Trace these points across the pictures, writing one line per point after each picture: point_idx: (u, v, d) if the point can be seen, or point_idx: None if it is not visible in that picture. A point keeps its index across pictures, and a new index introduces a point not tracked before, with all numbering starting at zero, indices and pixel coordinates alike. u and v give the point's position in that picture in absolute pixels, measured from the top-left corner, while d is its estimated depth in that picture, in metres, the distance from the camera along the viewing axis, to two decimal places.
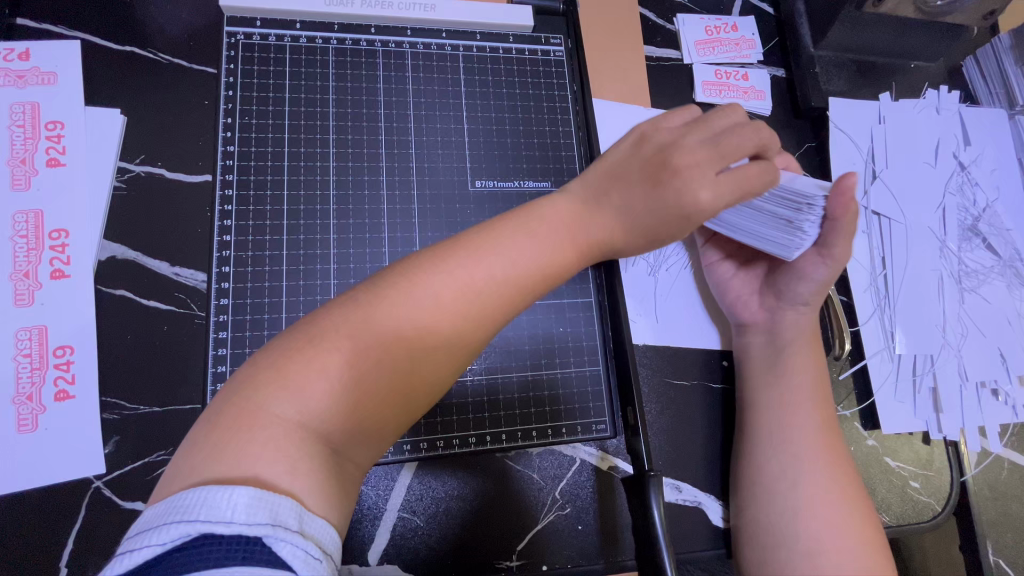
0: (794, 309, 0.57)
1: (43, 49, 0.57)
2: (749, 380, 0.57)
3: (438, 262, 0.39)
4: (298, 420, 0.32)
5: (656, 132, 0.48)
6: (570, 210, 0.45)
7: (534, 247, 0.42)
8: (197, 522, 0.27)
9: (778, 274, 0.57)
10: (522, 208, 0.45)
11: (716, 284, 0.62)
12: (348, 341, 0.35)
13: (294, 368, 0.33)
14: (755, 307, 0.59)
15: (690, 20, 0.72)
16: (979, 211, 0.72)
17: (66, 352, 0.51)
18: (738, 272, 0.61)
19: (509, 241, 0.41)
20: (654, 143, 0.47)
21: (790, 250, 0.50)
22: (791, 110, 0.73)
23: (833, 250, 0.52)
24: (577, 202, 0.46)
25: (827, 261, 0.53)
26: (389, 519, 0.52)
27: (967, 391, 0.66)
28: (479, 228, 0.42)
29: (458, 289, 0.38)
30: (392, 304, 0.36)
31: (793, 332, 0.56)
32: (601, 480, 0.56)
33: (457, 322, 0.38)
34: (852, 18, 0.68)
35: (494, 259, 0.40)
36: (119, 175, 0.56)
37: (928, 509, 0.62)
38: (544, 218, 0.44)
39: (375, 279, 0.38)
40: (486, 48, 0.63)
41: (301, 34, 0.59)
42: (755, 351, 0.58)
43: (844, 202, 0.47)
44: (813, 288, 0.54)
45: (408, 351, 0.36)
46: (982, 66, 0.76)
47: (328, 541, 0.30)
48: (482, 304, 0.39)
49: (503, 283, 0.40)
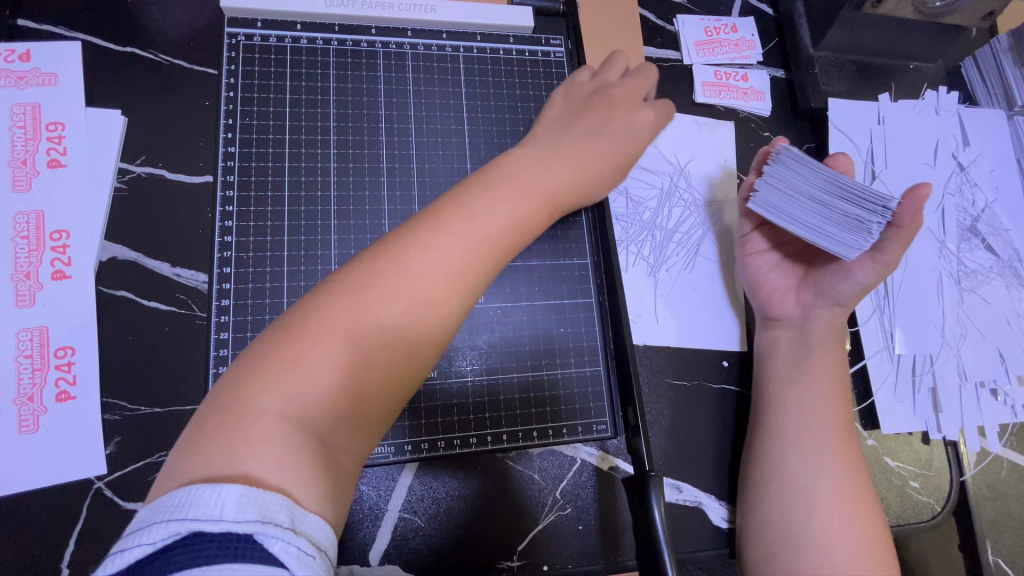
0: (829, 308, 0.57)
1: (44, 50, 0.57)
2: (773, 375, 0.57)
3: (405, 239, 0.39)
4: (298, 419, 0.32)
5: (577, 86, 0.58)
6: (529, 163, 0.47)
7: (504, 203, 0.43)
8: (185, 521, 0.27)
9: (825, 270, 0.56)
10: (482, 171, 0.46)
11: (751, 277, 0.61)
12: (330, 325, 0.35)
13: (280, 359, 0.33)
14: (790, 303, 0.59)
15: (690, 21, 0.73)
16: (977, 212, 0.72)
17: (67, 352, 0.51)
18: (773, 266, 0.60)
19: (479, 202, 0.42)
20: (581, 88, 0.57)
21: (853, 248, 0.50)
22: (791, 111, 0.73)
23: (884, 254, 0.51)
24: (535, 153, 0.49)
25: (877, 265, 0.52)
26: (391, 519, 0.52)
27: (966, 391, 0.66)
28: (446, 197, 0.43)
29: (436, 264, 0.38)
30: (371, 284, 0.36)
31: (823, 330, 0.56)
32: (602, 479, 0.56)
33: (439, 296, 0.38)
34: (851, 19, 0.68)
35: (469, 227, 0.41)
36: (120, 176, 0.56)
37: (927, 508, 0.63)
38: (506, 175, 0.45)
39: (351, 265, 0.38)
40: (486, 48, 0.63)
41: (301, 35, 0.59)
42: (784, 346, 0.58)
43: (915, 210, 0.48)
44: (856, 290, 0.54)
45: (393, 329, 0.36)
46: (982, 67, 0.76)
47: (323, 537, 0.30)
48: (457, 274, 0.39)
49: (476, 248, 0.40)
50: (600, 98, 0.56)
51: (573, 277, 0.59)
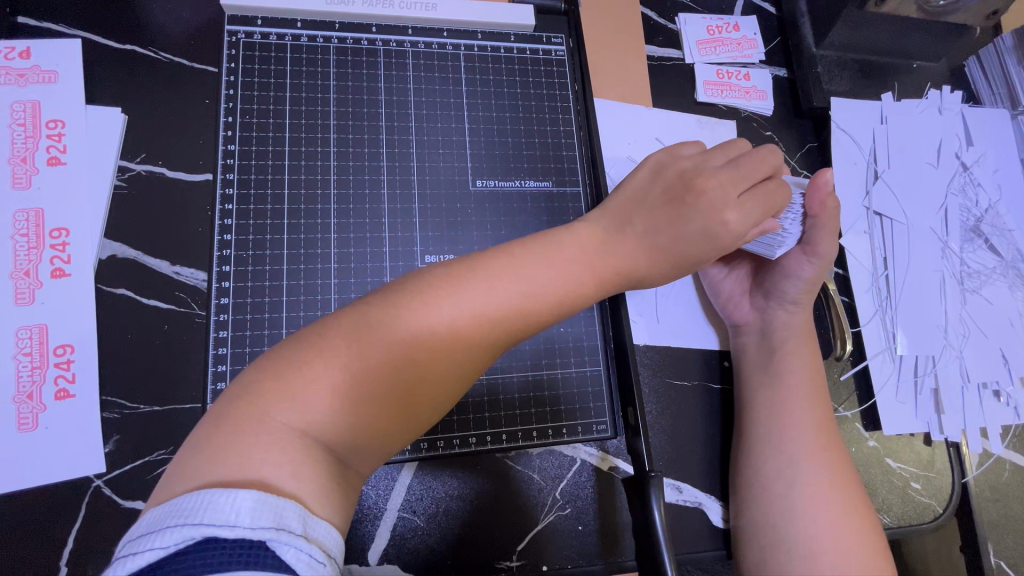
0: (783, 308, 0.58)
1: (43, 48, 0.56)
2: (746, 378, 0.57)
3: (451, 280, 0.39)
4: (300, 427, 0.32)
5: (675, 160, 0.50)
6: (592, 240, 0.46)
7: (554, 271, 0.42)
8: (200, 525, 0.27)
9: (767, 273, 0.59)
10: (542, 235, 0.45)
11: (709, 286, 0.62)
12: (354, 348, 0.35)
13: (300, 374, 0.34)
14: (746, 308, 0.60)
15: (692, 20, 0.72)
16: (981, 212, 0.72)
17: (67, 351, 0.51)
18: (727, 272, 0.62)
19: (529, 265, 0.41)
20: (676, 168, 0.49)
21: (776, 248, 0.55)
22: (793, 110, 0.73)
23: (817, 247, 0.56)
24: (601, 230, 0.47)
25: (811, 259, 0.56)
26: (389, 519, 0.52)
27: (969, 391, 0.66)
28: (499, 249, 0.43)
29: (470, 312, 0.38)
30: (402, 315, 0.37)
31: (786, 330, 0.58)
32: (601, 480, 0.56)
33: (466, 337, 0.38)
34: (854, 19, 0.68)
35: (509, 281, 0.40)
36: (119, 174, 0.56)
37: (928, 509, 0.62)
38: (563, 244, 0.44)
39: (388, 288, 0.39)
40: (487, 47, 0.63)
41: (302, 33, 0.58)
42: (751, 351, 0.58)
43: (819, 197, 0.54)
44: (801, 287, 0.57)
45: (414, 362, 0.36)
46: (985, 66, 0.75)
47: (333, 545, 0.30)
48: (491, 326, 0.39)
49: (516, 307, 0.40)
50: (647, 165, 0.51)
51: None
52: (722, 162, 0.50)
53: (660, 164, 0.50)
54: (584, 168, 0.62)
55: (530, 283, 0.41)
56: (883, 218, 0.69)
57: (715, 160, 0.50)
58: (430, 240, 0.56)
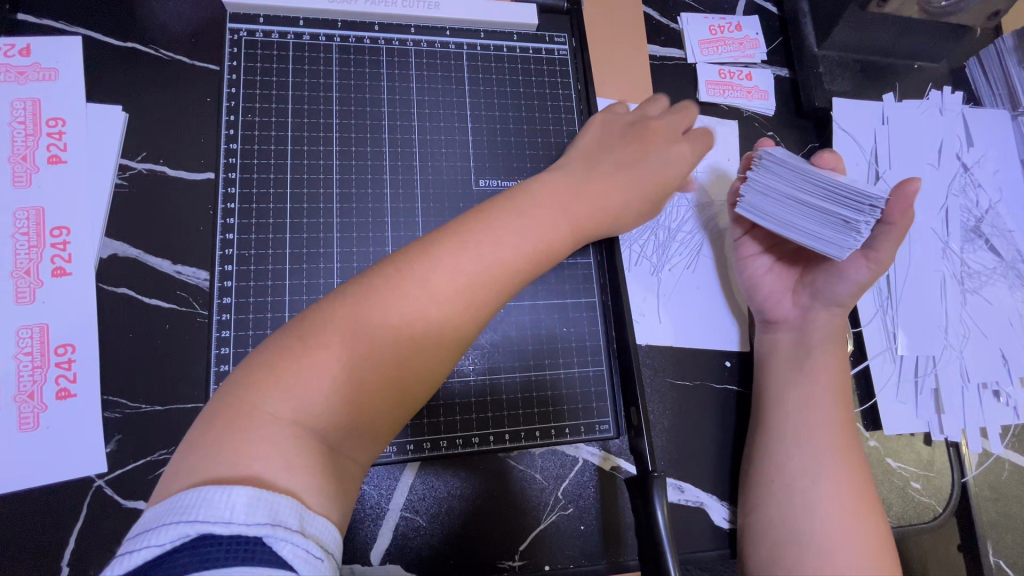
0: (828, 309, 0.58)
1: (43, 45, 0.56)
2: (772, 376, 0.57)
3: (427, 253, 0.39)
4: (294, 419, 0.32)
5: (617, 116, 0.57)
6: (563, 184, 0.48)
7: (530, 226, 0.43)
8: (195, 522, 0.27)
9: (820, 272, 0.58)
10: (512, 193, 0.46)
11: (749, 280, 0.61)
12: (340, 336, 0.35)
13: (290, 363, 0.33)
14: (788, 305, 0.60)
15: (694, 19, 0.72)
16: (981, 213, 0.72)
17: (68, 350, 0.51)
18: (769, 269, 0.61)
19: (504, 226, 0.42)
20: (623, 120, 0.56)
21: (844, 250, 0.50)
22: (794, 110, 0.73)
23: (879, 252, 0.53)
24: (570, 175, 0.49)
25: (871, 263, 0.54)
26: (392, 519, 0.52)
27: (969, 391, 0.66)
28: (474, 215, 0.43)
29: (452, 284, 0.38)
30: (382, 296, 0.36)
31: (828, 328, 0.58)
32: (604, 480, 0.56)
33: (450, 311, 0.38)
34: (856, 19, 0.68)
35: (488, 248, 0.41)
36: (120, 172, 0.55)
37: (928, 510, 0.63)
38: (535, 199, 0.45)
39: (368, 272, 0.38)
40: (489, 46, 0.63)
41: (304, 31, 0.58)
42: (783, 349, 0.58)
43: (902, 207, 0.51)
44: (853, 289, 0.55)
45: (401, 345, 0.36)
46: (985, 66, 0.75)
47: (330, 540, 0.30)
48: (476, 292, 0.39)
49: (493, 268, 0.40)
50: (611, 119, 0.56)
51: (575, 277, 0.58)
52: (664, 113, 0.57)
53: (611, 118, 0.56)
54: None
55: (507, 249, 0.41)
56: None
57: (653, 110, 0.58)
58: None
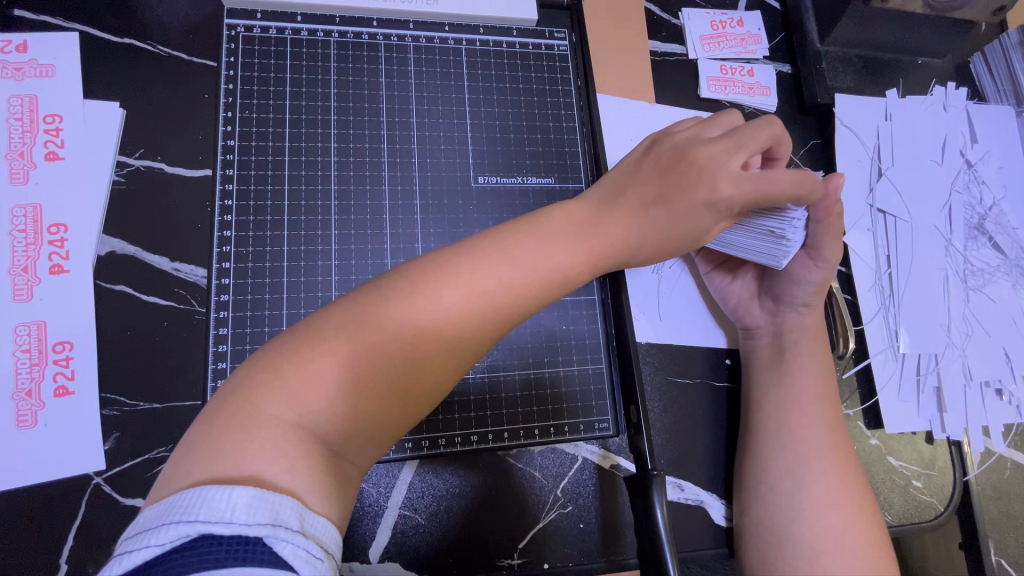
0: (795, 311, 0.57)
1: (41, 41, 0.56)
2: (756, 378, 0.57)
3: (439, 264, 0.38)
4: (296, 421, 0.32)
5: (668, 136, 0.49)
6: (583, 215, 0.45)
7: (547, 254, 0.42)
8: (196, 522, 0.27)
9: (773, 279, 0.58)
10: (532, 217, 0.44)
11: (716, 292, 0.61)
12: (343, 340, 0.34)
13: (293, 366, 0.33)
14: (756, 312, 0.59)
15: (695, 15, 0.71)
16: (985, 210, 0.71)
17: (66, 347, 0.51)
18: (733, 278, 0.61)
19: (520, 246, 0.41)
20: (668, 143, 0.49)
21: (780, 259, 0.51)
22: (796, 107, 0.72)
23: (823, 251, 0.54)
24: (591, 206, 0.46)
25: (818, 264, 0.55)
26: (390, 517, 0.51)
27: (971, 390, 0.65)
28: (490, 230, 0.42)
29: (460, 292, 0.38)
30: (389, 301, 0.36)
31: (799, 331, 0.57)
32: (603, 479, 0.56)
33: (459, 325, 0.37)
34: (859, 14, 0.67)
35: (503, 262, 0.40)
36: (118, 169, 0.55)
37: (929, 508, 0.62)
38: (554, 224, 0.44)
39: (378, 279, 0.38)
40: (489, 42, 0.62)
41: (302, 26, 0.58)
42: (762, 353, 0.58)
43: (827, 206, 0.51)
44: (810, 290, 0.56)
45: (403, 351, 0.36)
46: (990, 62, 0.75)
47: (330, 541, 0.30)
48: (486, 303, 0.38)
49: (507, 282, 0.39)
50: (656, 148, 0.49)
51: None
52: (706, 123, 0.51)
53: (651, 140, 0.50)
54: (587, 165, 0.61)
55: (517, 267, 0.40)
56: (887, 215, 0.68)
57: (708, 131, 0.50)
58: (430, 236, 0.56)
